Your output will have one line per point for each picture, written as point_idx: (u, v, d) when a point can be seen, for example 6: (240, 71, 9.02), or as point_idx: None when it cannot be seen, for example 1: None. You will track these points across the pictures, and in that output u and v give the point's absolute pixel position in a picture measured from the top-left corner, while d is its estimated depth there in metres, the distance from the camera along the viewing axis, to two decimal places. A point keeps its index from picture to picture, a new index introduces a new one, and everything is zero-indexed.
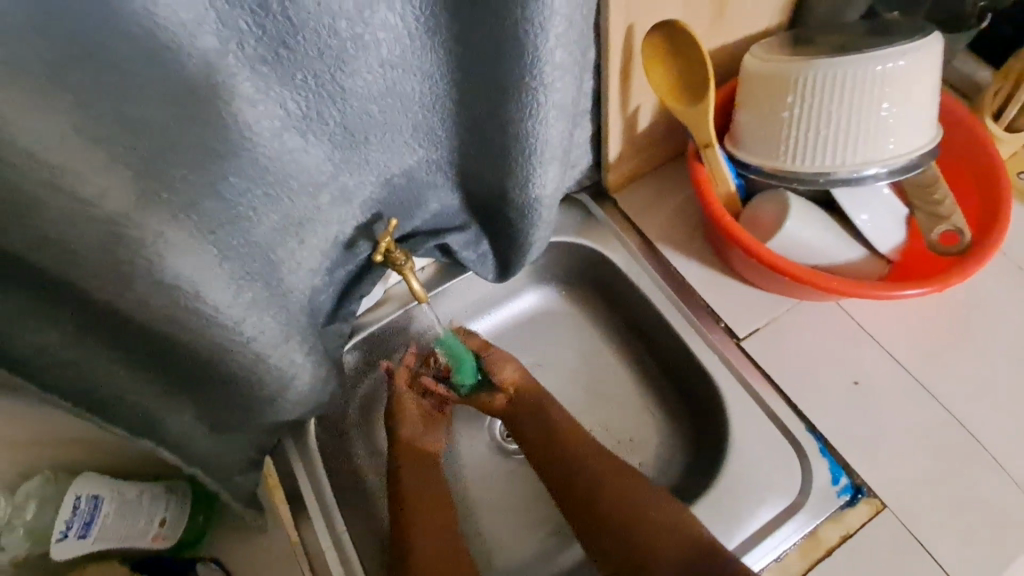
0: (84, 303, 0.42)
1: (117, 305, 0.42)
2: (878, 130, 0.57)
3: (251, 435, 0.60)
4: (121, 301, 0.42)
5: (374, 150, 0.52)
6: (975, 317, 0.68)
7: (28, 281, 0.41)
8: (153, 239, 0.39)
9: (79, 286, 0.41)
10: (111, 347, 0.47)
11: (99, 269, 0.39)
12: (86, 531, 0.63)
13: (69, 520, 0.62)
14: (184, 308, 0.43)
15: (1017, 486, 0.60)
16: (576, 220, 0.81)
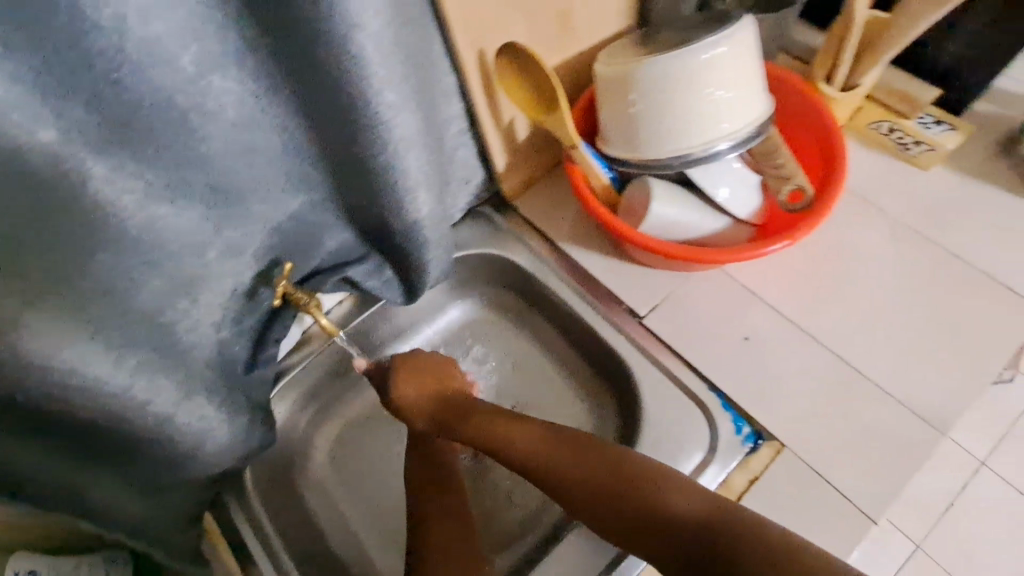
0: None
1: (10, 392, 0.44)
2: (717, 111, 0.63)
3: (183, 492, 0.62)
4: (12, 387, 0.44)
5: (251, 203, 0.54)
6: (845, 260, 0.75)
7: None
8: (19, 326, 0.42)
9: None
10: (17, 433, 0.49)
11: None
12: None
13: None
14: (70, 381, 0.46)
15: (898, 406, 0.66)
16: (482, 231, 0.85)
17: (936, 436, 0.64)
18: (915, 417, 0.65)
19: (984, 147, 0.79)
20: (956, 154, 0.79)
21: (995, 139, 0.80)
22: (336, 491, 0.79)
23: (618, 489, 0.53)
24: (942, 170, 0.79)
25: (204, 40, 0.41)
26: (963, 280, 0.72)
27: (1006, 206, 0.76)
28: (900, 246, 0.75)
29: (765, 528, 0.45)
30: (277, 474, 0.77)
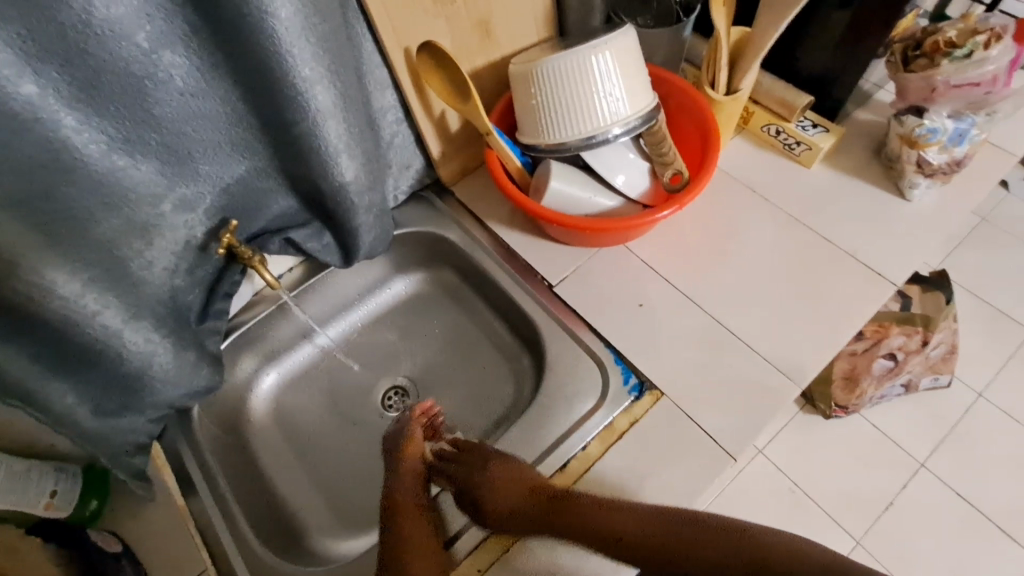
0: None
1: None
2: (606, 101, 0.75)
3: (135, 418, 0.71)
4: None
5: (201, 164, 0.66)
6: (730, 241, 0.85)
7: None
8: None
9: None
10: None
11: None
12: None
13: None
14: (28, 281, 0.55)
15: (763, 363, 0.75)
16: (420, 213, 0.96)
17: (791, 386, 0.74)
18: (776, 371, 0.75)
19: (857, 148, 0.91)
20: (832, 153, 0.91)
21: (868, 142, 0.91)
22: (275, 439, 0.89)
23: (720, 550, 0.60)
24: (821, 168, 0.90)
25: (156, 22, 0.53)
26: (827, 257, 0.82)
27: (874, 198, 0.86)
28: (777, 229, 0.85)
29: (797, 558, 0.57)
30: (225, 419, 0.86)
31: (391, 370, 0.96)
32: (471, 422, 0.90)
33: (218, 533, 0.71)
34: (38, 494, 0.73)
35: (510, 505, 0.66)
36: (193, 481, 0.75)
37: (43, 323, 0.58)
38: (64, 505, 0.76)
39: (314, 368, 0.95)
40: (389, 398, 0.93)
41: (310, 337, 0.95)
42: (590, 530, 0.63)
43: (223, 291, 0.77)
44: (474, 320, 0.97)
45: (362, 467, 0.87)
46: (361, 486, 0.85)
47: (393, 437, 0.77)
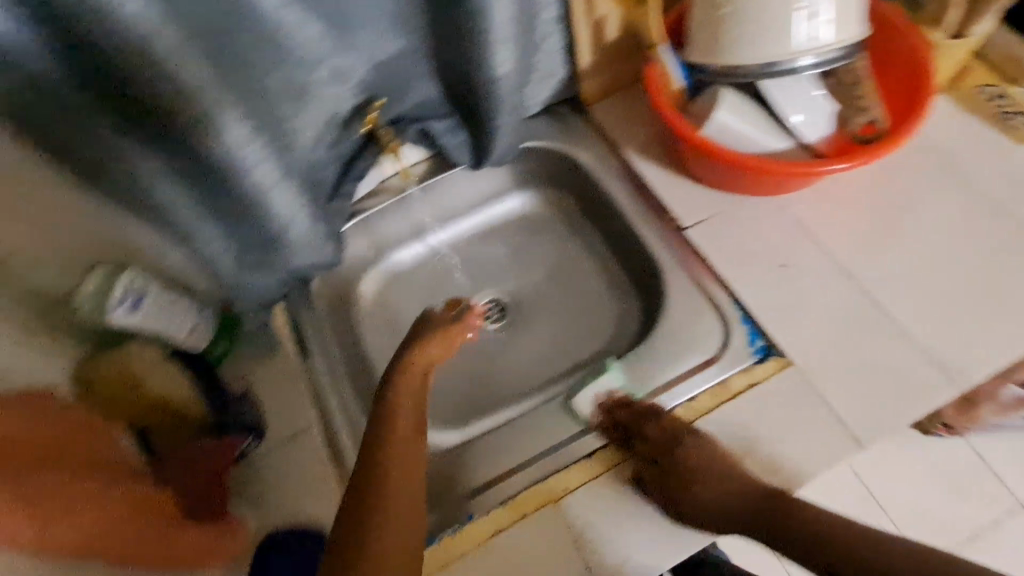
0: (145, 113, 0.55)
1: (170, 111, 0.54)
2: (806, 22, 0.64)
3: (266, 278, 0.75)
4: (171, 111, 0.54)
5: (361, 34, 0.65)
6: (905, 213, 0.74)
7: (93, 104, 0.54)
8: (173, 59, 0.51)
9: (144, 101, 0.53)
10: (162, 159, 0.59)
11: (146, 88, 0.52)
12: None
13: None
14: (203, 122, 0.55)
15: (915, 351, 0.67)
16: (553, 128, 0.91)
17: (946, 387, 0.65)
18: (929, 363, 0.66)
19: None
20: None
21: None
22: (374, 327, 0.91)
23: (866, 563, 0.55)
24: None
25: None
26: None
27: None
28: (966, 207, 0.73)
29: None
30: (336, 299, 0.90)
31: (493, 285, 0.95)
32: (567, 352, 0.88)
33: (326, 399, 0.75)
34: None
35: (711, 501, 0.62)
36: (308, 347, 0.79)
37: (208, 166, 0.60)
38: None
39: (420, 268, 0.96)
40: (487, 311, 0.94)
41: (422, 237, 0.96)
42: (786, 521, 0.60)
43: (356, 173, 0.79)
44: (586, 250, 0.94)
45: (454, 370, 0.88)
46: (453, 387, 0.87)
47: (419, 328, 0.69)
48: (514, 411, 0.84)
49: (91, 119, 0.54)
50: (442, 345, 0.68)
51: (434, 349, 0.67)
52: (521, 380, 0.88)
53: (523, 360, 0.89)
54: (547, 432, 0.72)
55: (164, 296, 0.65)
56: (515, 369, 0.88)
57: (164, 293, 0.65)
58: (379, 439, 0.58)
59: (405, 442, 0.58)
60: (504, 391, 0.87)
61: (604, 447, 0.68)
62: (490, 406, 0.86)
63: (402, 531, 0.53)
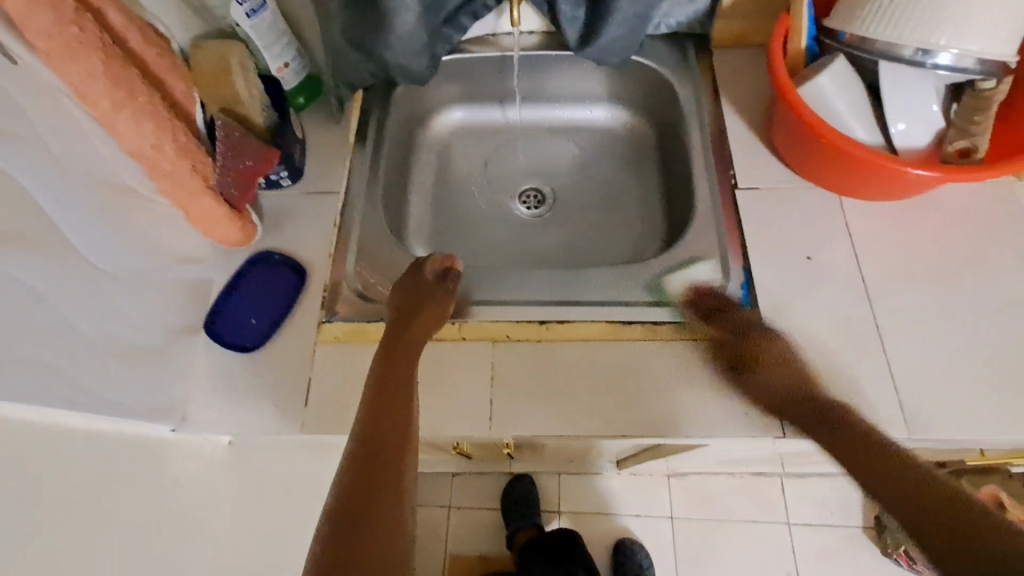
0: None
1: None
2: (956, 16, 0.61)
3: (363, 59, 0.83)
4: None
5: None
6: (958, 269, 0.71)
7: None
8: None
9: None
10: None
11: None
12: None
13: None
14: None
15: (888, 388, 0.65)
16: (669, 55, 0.91)
17: (902, 432, 0.63)
18: (896, 403, 0.65)
19: None
20: None
21: None
22: (429, 158, 0.99)
23: (860, 455, 0.54)
24: None
25: None
26: None
27: None
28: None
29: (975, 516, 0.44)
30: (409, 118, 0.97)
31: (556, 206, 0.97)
32: (577, 257, 0.91)
33: (359, 181, 0.83)
34: None
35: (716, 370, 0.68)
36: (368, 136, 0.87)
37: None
38: None
39: (491, 131, 1.02)
40: (527, 195, 0.98)
41: (503, 104, 1.00)
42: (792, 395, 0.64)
43: (477, 6, 0.85)
44: (641, 182, 0.95)
45: (477, 224, 0.95)
46: (467, 238, 0.94)
47: (406, 304, 0.69)
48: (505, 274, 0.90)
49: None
50: (438, 309, 0.69)
51: (422, 325, 0.67)
52: (525, 260, 0.92)
53: (535, 246, 0.93)
54: (515, 291, 0.76)
55: (275, 23, 0.76)
56: (525, 249, 0.93)
57: (275, 19, 0.75)
58: (377, 446, 0.53)
59: (405, 377, 0.60)
60: (505, 260, 0.92)
61: (557, 323, 0.72)
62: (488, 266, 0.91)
63: (381, 535, 0.48)
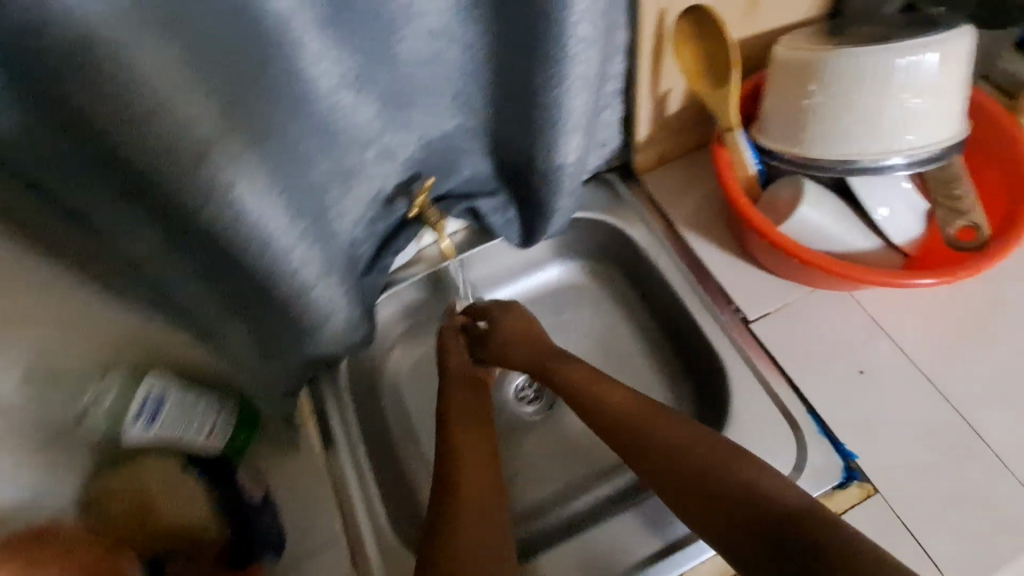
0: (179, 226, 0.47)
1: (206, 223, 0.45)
2: (905, 119, 0.58)
3: (284, 373, 0.65)
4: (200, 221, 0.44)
5: (416, 113, 0.58)
6: (992, 319, 0.68)
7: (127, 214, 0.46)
8: (211, 165, 0.42)
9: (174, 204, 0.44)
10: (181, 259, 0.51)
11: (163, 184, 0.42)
12: None
13: None
14: (247, 234, 0.46)
15: (1013, 485, 0.60)
16: (602, 199, 0.85)
17: None
18: None
19: None
20: None
21: None
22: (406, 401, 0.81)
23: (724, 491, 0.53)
24: None
25: None
26: None
27: None
28: None
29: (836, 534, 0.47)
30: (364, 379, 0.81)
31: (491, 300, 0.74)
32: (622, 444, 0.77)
33: (352, 512, 0.65)
34: None
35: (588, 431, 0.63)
36: (335, 438, 0.69)
37: (251, 276, 0.51)
38: None
39: None
40: (524, 391, 0.83)
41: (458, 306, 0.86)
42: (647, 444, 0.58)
43: (394, 248, 0.71)
44: (631, 326, 0.87)
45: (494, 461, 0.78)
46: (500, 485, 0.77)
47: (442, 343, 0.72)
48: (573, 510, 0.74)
49: (120, 230, 0.47)
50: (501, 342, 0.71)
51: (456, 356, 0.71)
52: (578, 484, 0.76)
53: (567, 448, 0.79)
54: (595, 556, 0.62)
55: (182, 407, 0.60)
56: (560, 457, 0.78)
57: (178, 407, 0.59)
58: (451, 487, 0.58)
59: (456, 412, 0.65)
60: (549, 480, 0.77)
61: None
62: (561, 534, 0.72)
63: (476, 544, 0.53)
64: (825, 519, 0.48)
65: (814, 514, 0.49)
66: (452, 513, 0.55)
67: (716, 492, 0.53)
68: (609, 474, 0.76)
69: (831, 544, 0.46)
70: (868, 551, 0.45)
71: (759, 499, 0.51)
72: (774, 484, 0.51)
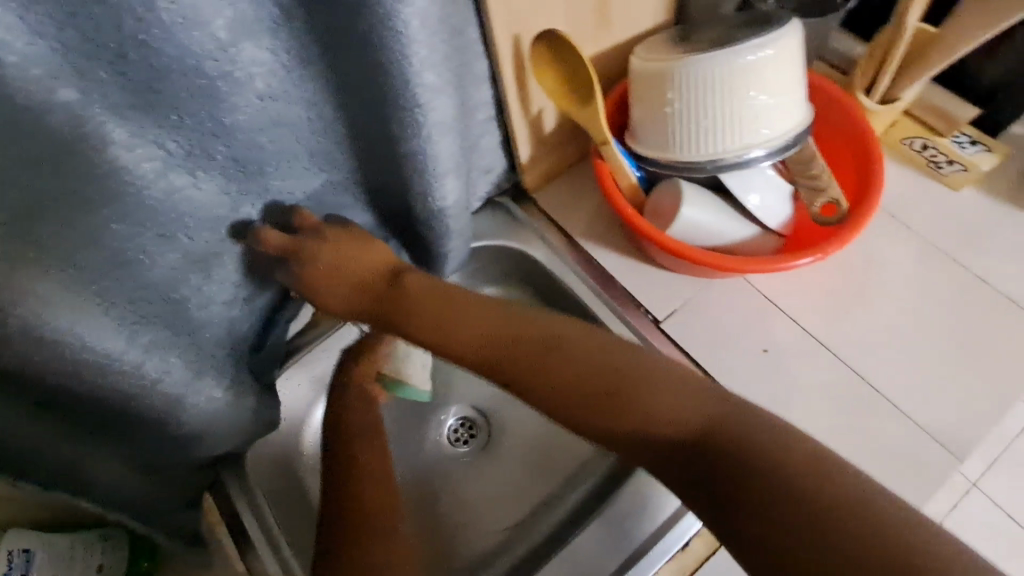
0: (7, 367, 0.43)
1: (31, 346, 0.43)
2: (756, 115, 0.61)
3: (184, 472, 0.62)
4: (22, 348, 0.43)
5: (272, 179, 0.53)
6: (871, 278, 0.73)
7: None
8: (29, 294, 0.41)
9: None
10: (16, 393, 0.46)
11: None
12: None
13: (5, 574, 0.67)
14: (79, 357, 0.45)
15: (913, 428, 0.65)
16: (499, 223, 0.83)
17: (954, 464, 0.63)
18: (932, 440, 0.64)
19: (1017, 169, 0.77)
20: (990, 179, 0.76)
21: None
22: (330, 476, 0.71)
23: (650, 422, 0.47)
24: (972, 193, 0.76)
25: (239, 6, 0.39)
26: (987, 306, 0.69)
27: None
28: (926, 265, 0.73)
29: (786, 447, 0.43)
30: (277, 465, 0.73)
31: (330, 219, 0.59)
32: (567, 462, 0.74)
33: None
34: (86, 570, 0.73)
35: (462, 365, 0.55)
36: (252, 541, 0.61)
37: (100, 393, 0.49)
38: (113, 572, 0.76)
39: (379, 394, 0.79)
40: (457, 432, 0.80)
41: None
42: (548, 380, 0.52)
43: (283, 320, 0.63)
44: None
45: (437, 516, 0.74)
46: (451, 540, 0.73)
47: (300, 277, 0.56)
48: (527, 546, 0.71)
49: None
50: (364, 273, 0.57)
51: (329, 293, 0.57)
52: (532, 513, 0.72)
53: (512, 480, 0.75)
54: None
55: (55, 560, 0.70)
56: (508, 492, 0.74)
57: (53, 556, 0.70)
58: (353, 479, 0.57)
59: (359, 428, 0.61)
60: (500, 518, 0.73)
61: None
62: None
63: (387, 548, 0.52)
64: (763, 431, 0.44)
65: (758, 432, 0.44)
66: (356, 545, 0.52)
67: (641, 422, 0.48)
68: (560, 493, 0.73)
69: (782, 463, 0.42)
70: (819, 456, 0.43)
71: (689, 423, 0.46)
72: (668, 410, 0.47)
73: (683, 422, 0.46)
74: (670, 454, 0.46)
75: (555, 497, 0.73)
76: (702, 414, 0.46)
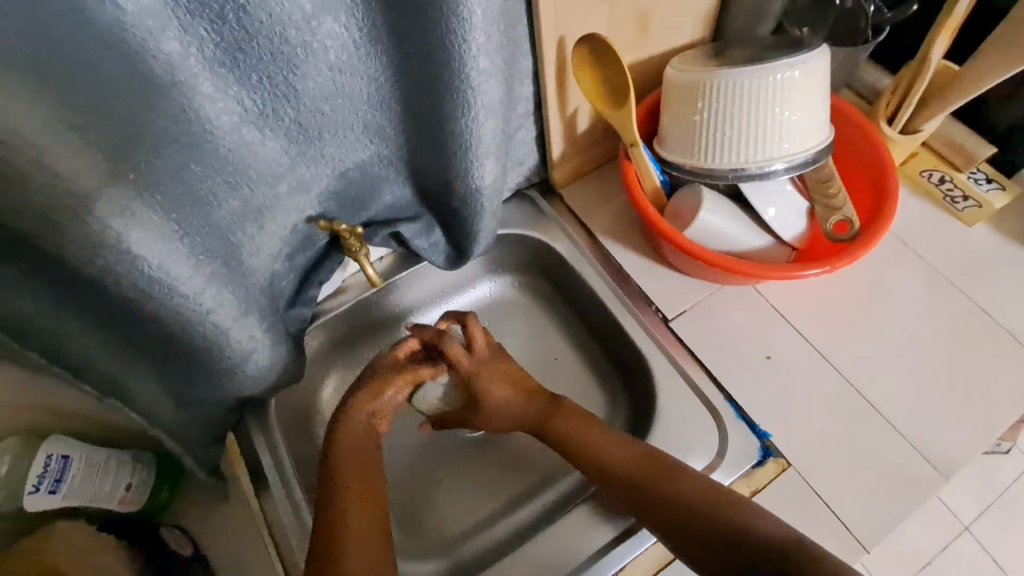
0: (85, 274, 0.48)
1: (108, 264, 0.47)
2: (779, 130, 0.65)
3: (215, 407, 0.66)
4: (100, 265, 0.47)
5: (328, 145, 0.57)
6: (876, 300, 0.76)
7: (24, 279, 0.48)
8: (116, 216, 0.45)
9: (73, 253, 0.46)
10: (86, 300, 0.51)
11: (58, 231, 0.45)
12: (57, 486, 0.72)
13: (42, 474, 0.70)
14: (150, 278, 0.50)
15: (902, 443, 0.67)
16: (525, 214, 0.87)
17: (938, 480, 0.65)
18: (919, 456, 0.67)
19: None
20: (1000, 216, 0.79)
21: None
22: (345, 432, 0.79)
23: (666, 494, 0.59)
24: (983, 228, 0.79)
25: None
26: (986, 336, 0.72)
27: None
28: (931, 292, 0.75)
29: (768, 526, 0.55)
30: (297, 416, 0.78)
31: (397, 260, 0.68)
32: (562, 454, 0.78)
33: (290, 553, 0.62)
34: (115, 487, 0.78)
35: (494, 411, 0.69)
36: (268, 480, 0.66)
37: (158, 320, 0.54)
38: (137, 497, 0.81)
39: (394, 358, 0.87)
40: None
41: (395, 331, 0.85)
42: (580, 447, 0.65)
43: (318, 279, 0.69)
44: (563, 334, 0.90)
45: (438, 483, 0.78)
46: (445, 510, 0.77)
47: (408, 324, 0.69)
48: (521, 519, 0.75)
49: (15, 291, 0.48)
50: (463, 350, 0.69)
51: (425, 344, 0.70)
52: (522, 495, 0.77)
53: (510, 460, 0.79)
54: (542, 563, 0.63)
55: (89, 468, 0.75)
56: (503, 472, 0.78)
57: (86, 465, 0.75)
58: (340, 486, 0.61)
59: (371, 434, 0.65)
60: (494, 494, 0.77)
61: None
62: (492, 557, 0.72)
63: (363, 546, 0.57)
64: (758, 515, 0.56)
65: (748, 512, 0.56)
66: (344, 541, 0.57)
67: (665, 497, 0.59)
68: (549, 481, 0.77)
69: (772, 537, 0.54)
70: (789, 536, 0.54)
71: (707, 511, 0.57)
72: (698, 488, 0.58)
73: (697, 498, 0.58)
74: (684, 525, 0.57)
75: (546, 482, 0.77)
76: (714, 496, 0.57)
